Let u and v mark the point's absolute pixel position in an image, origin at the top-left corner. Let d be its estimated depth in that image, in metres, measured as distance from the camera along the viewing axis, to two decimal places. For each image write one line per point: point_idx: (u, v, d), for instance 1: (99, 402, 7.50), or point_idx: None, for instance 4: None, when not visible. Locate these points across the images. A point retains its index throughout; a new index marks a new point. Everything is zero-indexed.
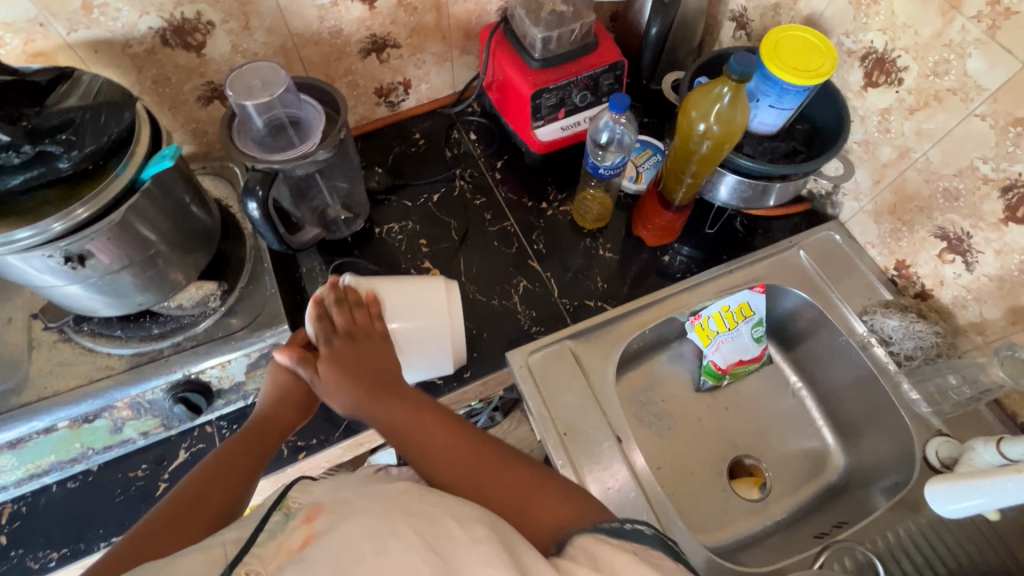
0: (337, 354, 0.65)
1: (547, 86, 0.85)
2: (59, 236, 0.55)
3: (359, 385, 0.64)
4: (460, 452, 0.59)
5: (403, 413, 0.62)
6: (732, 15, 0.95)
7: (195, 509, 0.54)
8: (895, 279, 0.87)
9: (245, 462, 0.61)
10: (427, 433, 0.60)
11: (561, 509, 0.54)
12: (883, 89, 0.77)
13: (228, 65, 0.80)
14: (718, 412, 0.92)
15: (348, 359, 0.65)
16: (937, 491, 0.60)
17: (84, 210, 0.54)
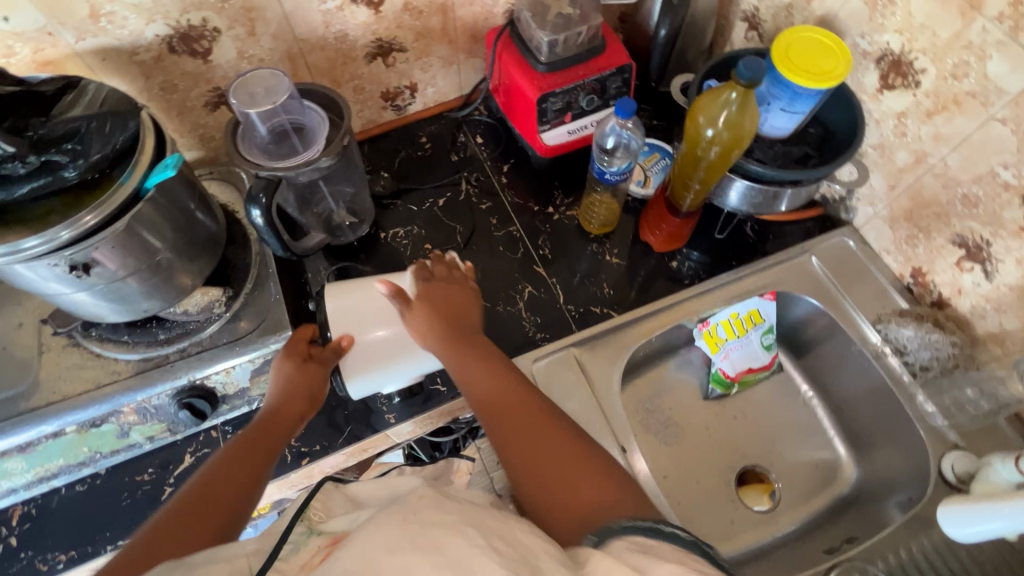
0: (430, 296, 0.69)
1: (554, 90, 0.84)
2: (65, 245, 0.55)
3: (443, 331, 0.67)
4: (522, 414, 0.61)
5: (478, 363, 0.65)
6: (744, 15, 0.93)
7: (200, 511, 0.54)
8: (911, 286, 0.84)
9: (253, 459, 0.60)
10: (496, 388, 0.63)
11: (603, 499, 0.54)
12: (899, 91, 0.74)
13: (234, 71, 0.80)
14: (726, 421, 0.90)
15: (437, 303, 0.68)
16: (950, 513, 0.59)
17: (91, 217, 0.55)
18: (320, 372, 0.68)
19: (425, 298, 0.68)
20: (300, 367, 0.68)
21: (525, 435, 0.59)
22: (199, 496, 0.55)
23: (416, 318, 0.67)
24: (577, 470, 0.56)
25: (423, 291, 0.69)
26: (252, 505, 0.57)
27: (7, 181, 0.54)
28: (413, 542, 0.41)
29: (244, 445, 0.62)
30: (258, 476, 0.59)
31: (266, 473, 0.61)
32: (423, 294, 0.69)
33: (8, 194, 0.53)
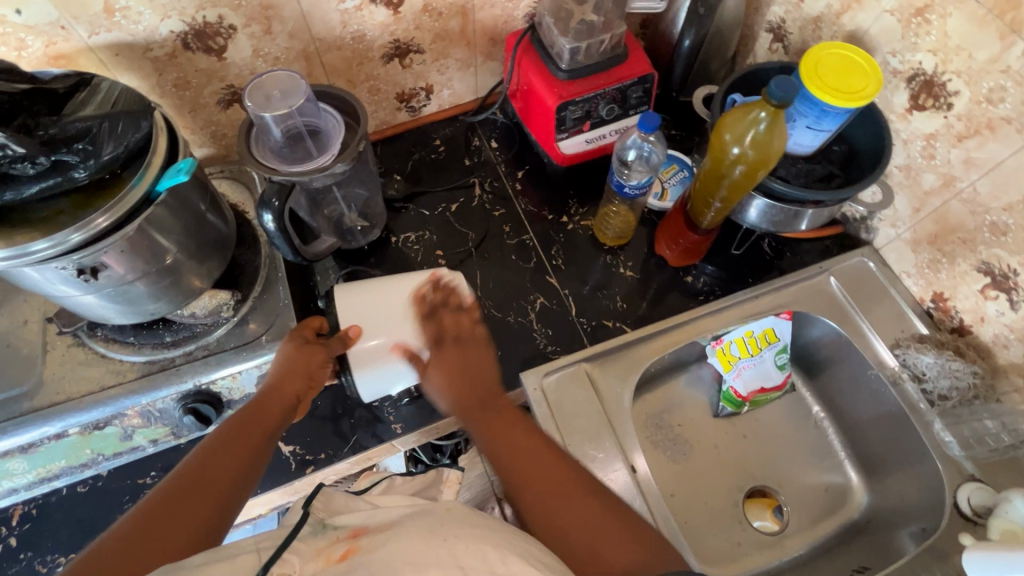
0: (443, 365, 0.68)
1: (574, 98, 0.82)
2: (75, 248, 0.54)
3: (463, 400, 0.66)
4: (537, 465, 0.60)
5: (495, 425, 0.64)
6: (769, 26, 0.91)
7: (198, 483, 0.53)
8: (931, 311, 0.82)
9: (237, 451, 0.58)
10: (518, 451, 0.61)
11: (626, 549, 0.52)
12: (930, 113, 0.73)
13: (249, 69, 0.79)
14: (735, 439, 0.89)
15: (452, 367, 0.68)
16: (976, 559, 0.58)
17: (104, 219, 0.54)
18: (322, 355, 0.68)
19: (439, 365, 0.68)
20: (300, 349, 0.68)
21: (542, 502, 0.56)
22: (197, 469, 0.55)
23: (437, 383, 0.68)
24: (597, 529, 0.54)
25: (437, 357, 0.68)
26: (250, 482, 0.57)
27: (15, 181, 0.52)
28: (420, 552, 0.40)
29: (229, 434, 0.60)
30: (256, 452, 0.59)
31: (261, 460, 0.59)
32: (437, 358, 0.68)
33: (17, 194, 0.52)
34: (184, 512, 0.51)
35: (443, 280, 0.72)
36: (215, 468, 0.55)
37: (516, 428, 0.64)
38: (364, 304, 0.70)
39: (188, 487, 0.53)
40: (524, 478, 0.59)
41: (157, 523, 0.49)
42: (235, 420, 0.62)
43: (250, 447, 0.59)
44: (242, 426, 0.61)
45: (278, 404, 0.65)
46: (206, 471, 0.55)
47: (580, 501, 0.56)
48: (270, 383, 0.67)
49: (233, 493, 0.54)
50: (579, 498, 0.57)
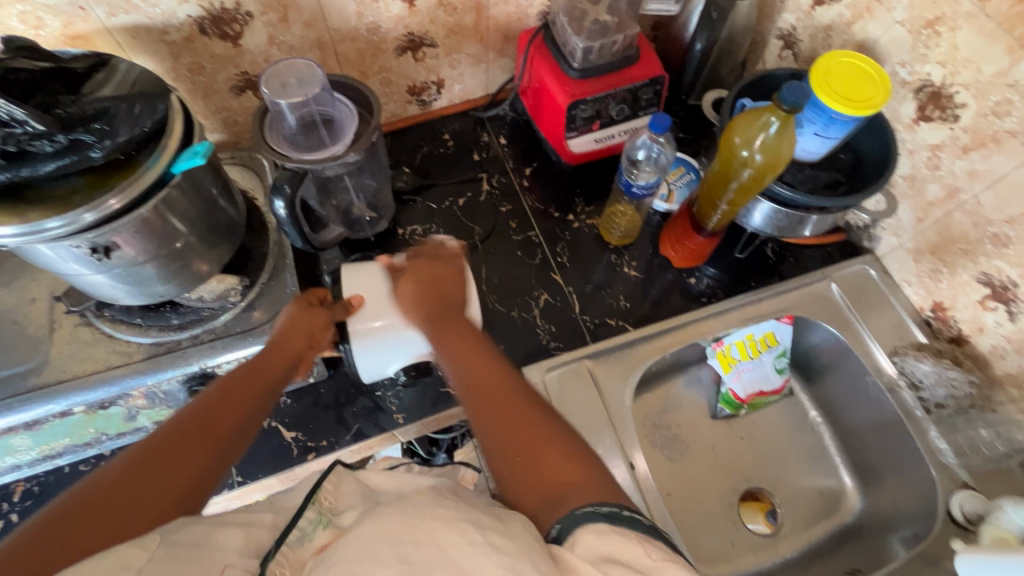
0: (416, 279, 0.70)
1: (585, 97, 0.83)
2: (88, 227, 0.54)
3: (429, 308, 0.67)
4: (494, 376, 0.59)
5: (457, 336, 0.64)
6: (780, 33, 0.93)
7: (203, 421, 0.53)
8: (930, 320, 0.83)
9: (243, 395, 0.58)
10: (474, 363, 0.61)
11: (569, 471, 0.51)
12: (936, 124, 0.74)
13: (263, 57, 0.79)
14: (733, 441, 0.90)
15: (422, 282, 0.70)
16: (968, 562, 0.59)
17: (117, 201, 0.54)
18: (325, 318, 0.69)
19: (414, 273, 0.70)
20: (305, 310, 0.69)
21: (489, 410, 0.56)
22: (204, 406, 0.55)
23: (405, 294, 0.69)
24: (546, 444, 0.53)
25: (415, 267, 0.71)
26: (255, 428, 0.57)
27: (31, 159, 0.53)
28: (423, 534, 0.40)
29: (237, 377, 0.60)
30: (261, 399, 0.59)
31: (264, 409, 0.59)
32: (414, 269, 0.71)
33: (33, 171, 0.52)
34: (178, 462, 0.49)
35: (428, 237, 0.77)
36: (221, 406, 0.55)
37: (473, 341, 0.64)
38: (371, 279, 0.72)
39: (184, 432, 0.51)
40: (479, 380, 0.59)
41: (150, 469, 0.47)
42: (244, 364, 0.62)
43: (256, 393, 0.59)
44: (241, 377, 0.60)
45: (281, 361, 0.64)
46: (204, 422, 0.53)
47: (532, 417, 0.56)
48: (273, 340, 0.66)
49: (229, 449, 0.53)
50: (536, 418, 0.55)
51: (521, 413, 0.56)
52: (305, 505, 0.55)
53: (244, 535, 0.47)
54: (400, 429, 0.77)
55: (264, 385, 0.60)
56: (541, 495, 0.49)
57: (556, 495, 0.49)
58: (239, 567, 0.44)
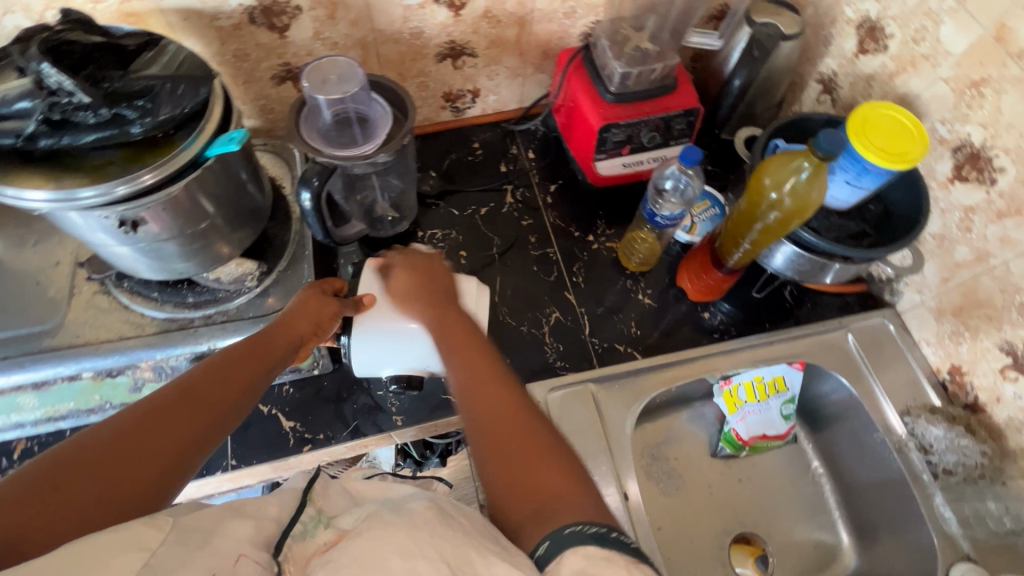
0: (411, 266, 0.72)
1: (617, 121, 0.83)
2: (120, 201, 0.56)
3: (424, 295, 0.70)
4: (489, 375, 0.61)
5: (452, 334, 0.66)
6: (820, 77, 0.93)
7: (200, 397, 0.55)
8: (946, 382, 0.82)
9: (244, 373, 0.59)
10: (471, 366, 0.62)
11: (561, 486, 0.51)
12: (972, 185, 0.73)
13: (307, 50, 0.81)
14: (730, 482, 0.88)
15: (419, 272, 0.72)
16: None
17: (151, 176, 0.55)
18: (335, 308, 0.69)
19: (406, 268, 0.72)
20: (317, 297, 0.70)
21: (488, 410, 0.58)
22: (202, 381, 0.56)
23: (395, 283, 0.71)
24: (542, 458, 0.54)
25: (405, 261, 0.73)
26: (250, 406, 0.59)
27: (73, 128, 0.54)
28: None
29: (239, 354, 0.61)
30: (259, 378, 0.61)
31: (262, 386, 0.61)
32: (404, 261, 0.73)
33: (74, 140, 0.54)
34: (172, 430, 0.52)
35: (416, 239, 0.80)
36: (220, 383, 0.57)
37: (475, 341, 0.65)
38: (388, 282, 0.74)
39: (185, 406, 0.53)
40: (473, 380, 0.61)
41: (146, 437, 0.50)
42: (250, 338, 0.63)
43: (255, 372, 0.61)
44: (246, 351, 0.61)
45: (285, 341, 0.65)
46: (204, 390, 0.56)
47: (527, 427, 0.56)
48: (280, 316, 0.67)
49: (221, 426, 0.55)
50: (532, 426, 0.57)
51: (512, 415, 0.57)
52: (304, 503, 0.58)
53: (254, 526, 0.51)
54: (397, 431, 0.77)
55: (269, 362, 0.62)
56: (530, 504, 0.51)
57: (543, 503, 0.50)
58: (252, 558, 0.47)
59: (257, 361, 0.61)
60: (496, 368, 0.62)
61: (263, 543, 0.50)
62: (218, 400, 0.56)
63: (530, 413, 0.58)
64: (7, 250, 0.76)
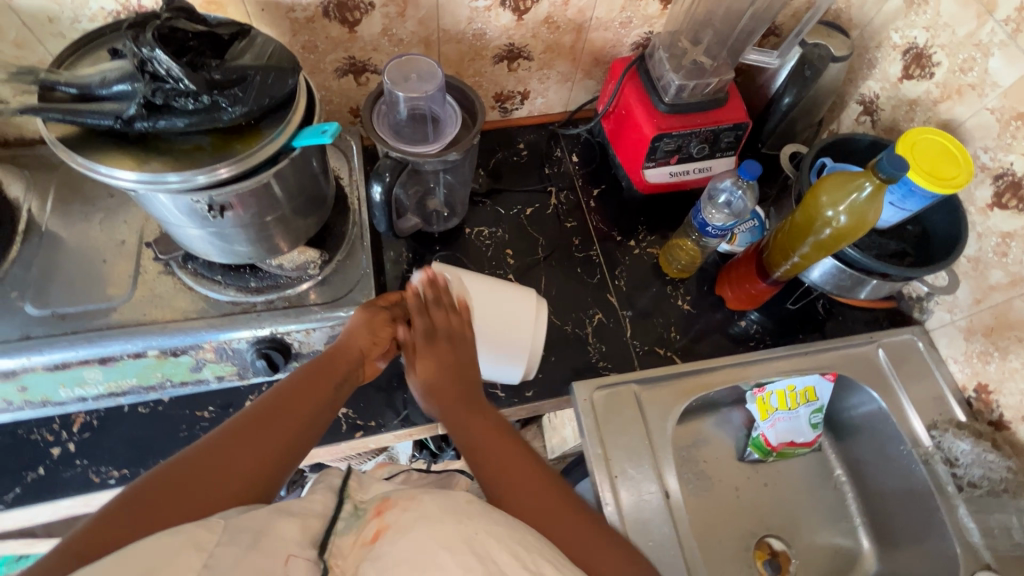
0: (435, 353, 0.69)
1: (670, 131, 0.86)
2: (203, 186, 0.56)
3: (449, 394, 0.68)
4: (522, 467, 0.62)
5: (477, 429, 0.66)
6: (861, 99, 0.96)
7: (271, 422, 0.58)
8: (971, 400, 0.85)
9: (310, 400, 0.63)
10: (505, 461, 0.62)
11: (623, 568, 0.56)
12: (1011, 212, 0.76)
13: (373, 45, 0.82)
14: (757, 486, 0.91)
15: (441, 362, 0.69)
16: None
17: (227, 169, 0.56)
18: (387, 317, 0.72)
19: (429, 357, 0.69)
20: (372, 315, 0.70)
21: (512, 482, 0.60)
22: (271, 409, 0.60)
23: (426, 371, 0.69)
24: (595, 538, 0.57)
25: (428, 349, 0.69)
26: (318, 429, 0.62)
27: (170, 112, 0.56)
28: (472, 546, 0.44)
29: (304, 381, 0.64)
30: (326, 402, 0.64)
31: (328, 411, 0.64)
32: (430, 350, 0.69)
33: (169, 123, 0.55)
34: (252, 454, 0.55)
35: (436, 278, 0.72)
36: (291, 409, 0.61)
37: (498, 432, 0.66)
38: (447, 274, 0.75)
39: (261, 429, 0.57)
40: (513, 481, 0.60)
41: (228, 457, 0.53)
42: (312, 364, 0.66)
43: (322, 396, 0.64)
44: (312, 377, 0.65)
45: (346, 363, 0.68)
46: (273, 418, 0.59)
47: (571, 511, 0.59)
48: (339, 337, 0.70)
49: (291, 452, 0.58)
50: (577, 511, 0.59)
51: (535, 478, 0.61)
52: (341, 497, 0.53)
53: (300, 527, 0.46)
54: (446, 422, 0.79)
55: (332, 387, 0.65)
56: None
57: None
58: (301, 557, 0.43)
59: (321, 387, 0.64)
60: (527, 458, 0.63)
61: (311, 541, 0.45)
62: (287, 429, 0.59)
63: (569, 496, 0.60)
64: (71, 228, 0.77)
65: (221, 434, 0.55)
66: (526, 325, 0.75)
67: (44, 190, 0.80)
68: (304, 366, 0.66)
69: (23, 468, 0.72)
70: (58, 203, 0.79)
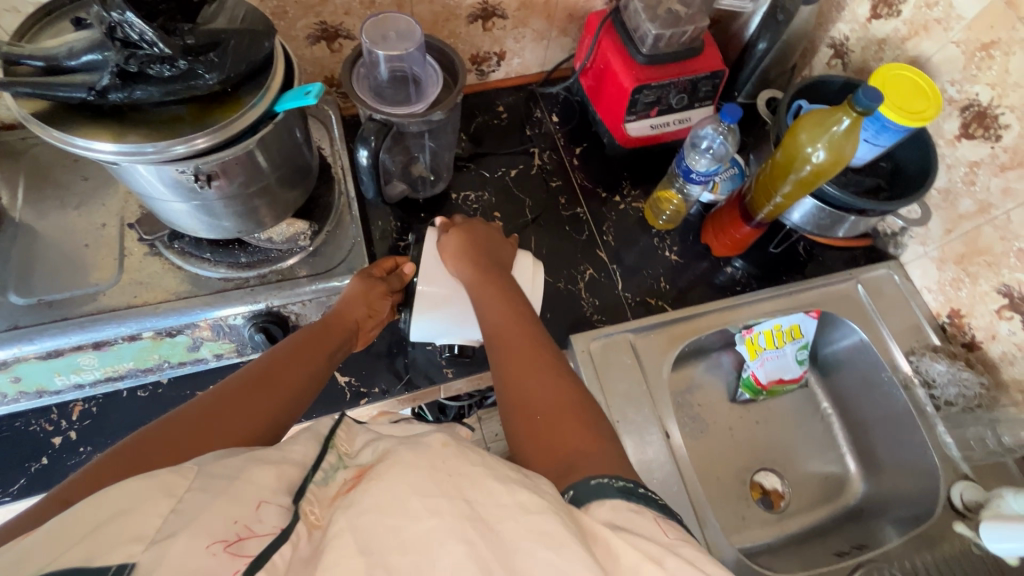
0: (463, 233, 0.77)
1: (649, 83, 0.86)
2: (179, 158, 0.55)
3: (467, 260, 0.74)
4: (523, 336, 0.65)
5: (495, 298, 0.69)
6: (832, 43, 0.97)
7: (268, 380, 0.61)
8: (945, 325, 0.90)
9: (306, 360, 0.65)
10: (508, 324, 0.66)
11: (580, 441, 0.53)
12: (978, 142, 0.79)
13: (345, 9, 0.80)
14: (749, 424, 0.96)
15: (467, 237, 0.76)
16: (993, 530, 0.71)
17: (204, 140, 0.55)
18: (383, 289, 0.75)
19: (462, 229, 0.77)
20: (367, 281, 0.74)
21: (517, 371, 0.60)
22: (270, 366, 0.62)
23: (450, 242, 0.76)
24: (565, 413, 0.56)
25: (464, 225, 0.78)
26: (314, 389, 0.64)
27: (145, 81, 0.54)
28: None
29: (299, 343, 0.66)
30: (321, 362, 0.66)
31: (324, 370, 0.66)
32: (457, 229, 0.77)
33: (146, 94, 0.54)
34: (250, 408, 0.57)
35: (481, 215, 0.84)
36: (288, 367, 0.63)
37: (516, 305, 0.69)
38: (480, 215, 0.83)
39: (258, 385, 0.59)
40: (512, 343, 0.64)
41: (228, 411, 0.56)
42: (308, 329, 0.69)
43: (320, 356, 0.66)
44: (308, 340, 0.67)
45: (341, 329, 0.71)
46: (271, 375, 0.61)
47: (556, 382, 0.59)
48: (336, 307, 0.73)
49: (290, 409, 0.60)
50: (563, 382, 0.59)
51: (540, 373, 0.60)
52: (324, 449, 0.51)
53: (278, 472, 0.45)
54: (449, 384, 0.80)
55: (327, 350, 0.68)
56: (554, 458, 0.52)
57: (562, 459, 0.51)
58: (275, 503, 0.42)
59: (317, 349, 0.67)
60: (533, 330, 0.66)
61: (288, 488, 0.44)
62: (282, 386, 0.61)
63: (559, 369, 0.61)
64: (48, 214, 0.74)
65: (223, 389, 0.58)
66: (522, 286, 0.78)
67: (12, 179, 0.77)
68: (301, 330, 0.69)
69: (25, 460, 0.71)
70: (30, 191, 0.76)
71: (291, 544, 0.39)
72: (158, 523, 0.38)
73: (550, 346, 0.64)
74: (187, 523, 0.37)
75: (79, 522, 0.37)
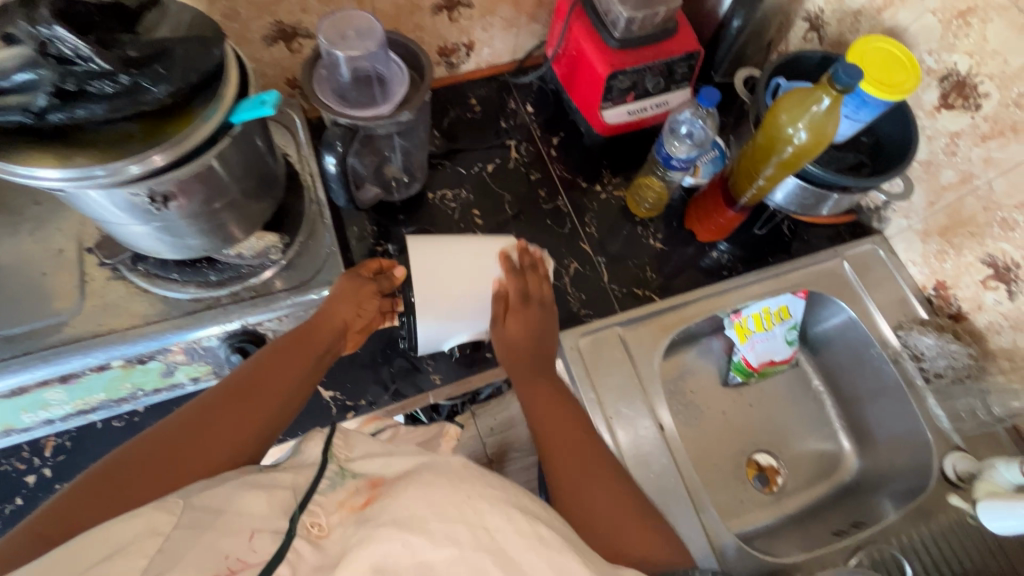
0: (519, 316, 0.74)
1: (624, 68, 0.84)
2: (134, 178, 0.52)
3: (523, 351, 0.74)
4: (569, 434, 0.67)
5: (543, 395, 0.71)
6: (807, 16, 0.95)
7: (249, 392, 0.60)
8: (931, 297, 0.90)
9: (289, 369, 0.63)
10: (554, 422, 0.68)
11: (642, 542, 0.59)
12: (958, 112, 0.78)
13: (301, 7, 0.76)
14: (743, 407, 0.95)
15: (531, 321, 0.74)
16: (990, 508, 0.70)
17: (160, 158, 0.52)
18: (372, 289, 0.72)
19: (519, 314, 0.74)
20: (353, 282, 0.71)
21: (570, 469, 0.64)
22: (252, 377, 0.61)
23: (512, 329, 0.74)
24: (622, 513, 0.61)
25: (519, 308, 0.74)
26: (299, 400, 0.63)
27: (86, 99, 0.49)
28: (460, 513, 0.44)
29: (282, 348, 0.65)
30: (305, 369, 0.65)
31: (311, 377, 0.65)
32: (519, 312, 0.74)
33: (89, 113, 0.50)
34: (231, 423, 0.57)
35: (531, 249, 0.78)
36: (272, 377, 0.62)
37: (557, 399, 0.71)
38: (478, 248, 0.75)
39: (238, 398, 0.59)
40: (561, 443, 0.66)
41: (209, 424, 0.56)
42: (290, 335, 0.67)
43: (304, 363, 0.65)
44: (291, 346, 0.65)
45: (329, 331, 0.68)
46: (252, 387, 0.61)
47: (607, 482, 0.63)
48: (322, 309, 0.70)
49: (273, 421, 0.60)
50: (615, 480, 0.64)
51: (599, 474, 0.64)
52: (325, 460, 0.54)
53: (267, 497, 0.47)
54: (437, 390, 0.79)
55: (314, 356, 0.66)
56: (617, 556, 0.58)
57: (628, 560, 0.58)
58: (268, 530, 0.44)
59: (301, 356, 0.65)
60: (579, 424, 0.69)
61: (281, 511, 0.46)
62: (266, 400, 0.60)
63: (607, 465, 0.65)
64: None
65: (205, 403, 0.58)
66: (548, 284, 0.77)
67: None
68: (287, 334, 0.67)
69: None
70: None
71: (288, 563, 0.42)
72: (143, 563, 0.38)
73: (592, 443, 0.67)
74: (175, 562, 0.38)
75: (70, 562, 0.38)
